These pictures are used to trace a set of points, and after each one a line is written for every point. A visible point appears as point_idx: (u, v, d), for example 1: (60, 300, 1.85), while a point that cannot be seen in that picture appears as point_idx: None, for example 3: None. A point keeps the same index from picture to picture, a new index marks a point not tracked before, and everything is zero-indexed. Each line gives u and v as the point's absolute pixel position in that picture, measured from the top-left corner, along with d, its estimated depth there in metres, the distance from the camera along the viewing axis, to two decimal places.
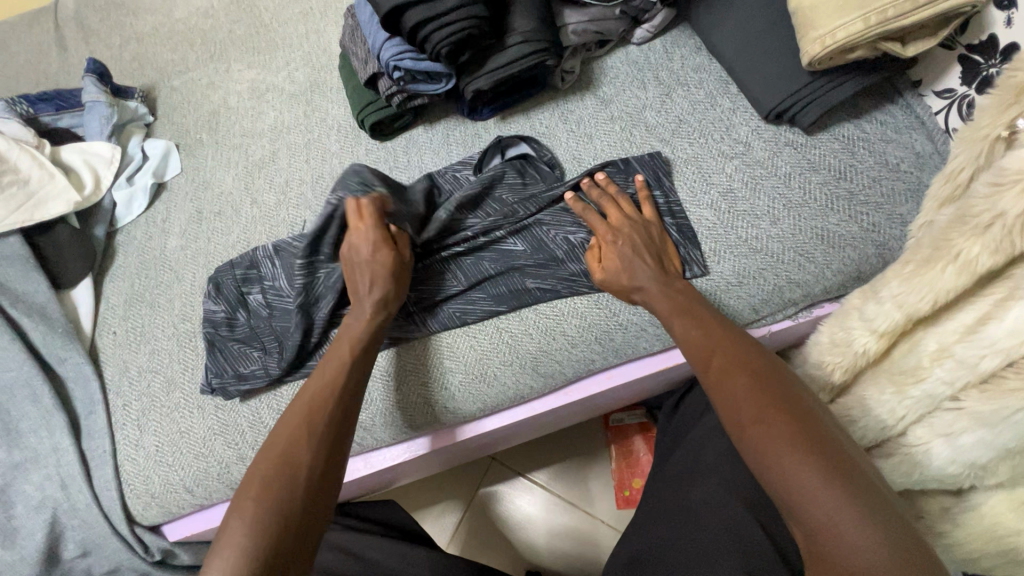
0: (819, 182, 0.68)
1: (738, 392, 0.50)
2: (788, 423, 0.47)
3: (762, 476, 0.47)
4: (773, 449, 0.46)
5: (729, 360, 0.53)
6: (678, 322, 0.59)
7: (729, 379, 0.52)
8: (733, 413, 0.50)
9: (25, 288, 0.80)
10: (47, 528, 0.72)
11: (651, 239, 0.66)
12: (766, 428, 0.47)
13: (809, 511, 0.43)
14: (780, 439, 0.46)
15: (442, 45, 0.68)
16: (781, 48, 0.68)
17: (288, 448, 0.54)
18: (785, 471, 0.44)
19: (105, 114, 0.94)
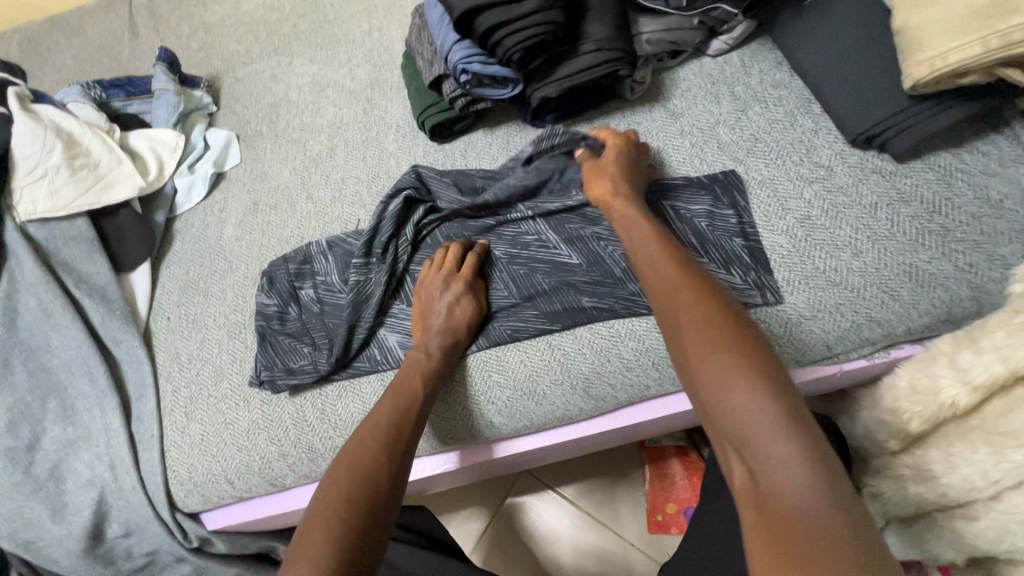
0: (909, 215, 0.63)
1: (689, 322, 0.48)
2: (734, 352, 0.43)
3: (706, 407, 0.43)
4: (719, 378, 0.43)
5: (678, 292, 0.51)
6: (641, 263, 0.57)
7: (680, 312, 0.49)
8: (683, 344, 0.47)
9: (87, 269, 0.82)
10: (94, 507, 0.73)
11: (620, 166, 0.68)
12: (710, 357, 0.44)
13: (746, 440, 0.39)
14: (720, 366, 0.43)
15: (513, 50, 0.66)
16: (876, 69, 0.64)
17: (367, 466, 0.55)
18: (727, 399, 0.41)
19: (173, 102, 0.96)
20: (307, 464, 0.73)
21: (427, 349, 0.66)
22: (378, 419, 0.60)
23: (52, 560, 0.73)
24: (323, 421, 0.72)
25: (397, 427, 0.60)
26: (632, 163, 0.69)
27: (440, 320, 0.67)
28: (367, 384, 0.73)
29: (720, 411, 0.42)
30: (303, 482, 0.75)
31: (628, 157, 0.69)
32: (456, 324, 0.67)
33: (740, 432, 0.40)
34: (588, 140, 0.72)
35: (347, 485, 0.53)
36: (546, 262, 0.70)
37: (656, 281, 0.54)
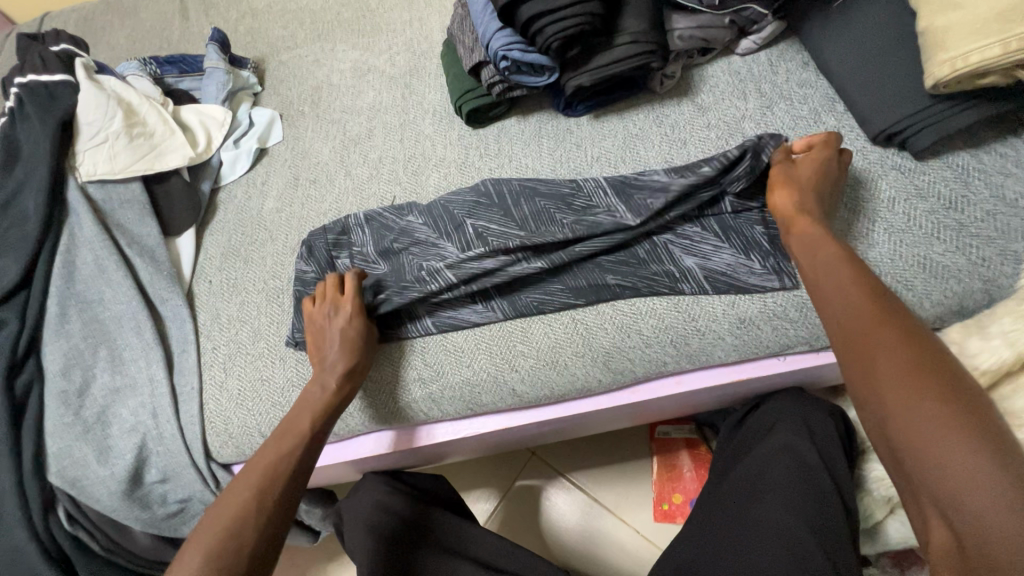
0: (926, 210, 0.66)
1: (890, 355, 0.49)
2: (943, 395, 0.46)
3: (894, 437, 0.47)
4: (915, 428, 0.46)
5: (881, 322, 0.52)
6: (822, 281, 0.58)
7: (878, 343, 0.51)
8: (874, 372, 0.50)
9: (139, 231, 0.88)
10: (136, 451, 0.78)
11: (812, 182, 0.65)
12: (914, 394, 0.47)
13: (945, 476, 0.43)
14: (926, 407, 0.46)
15: (553, 38, 0.70)
16: (900, 69, 0.67)
17: (241, 512, 0.59)
18: (930, 433, 0.45)
19: (223, 80, 1.02)
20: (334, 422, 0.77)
21: (322, 385, 0.69)
22: (263, 459, 0.65)
23: (94, 499, 0.78)
24: None
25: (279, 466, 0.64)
26: (832, 179, 0.66)
27: (333, 350, 0.70)
28: (396, 350, 0.76)
29: (916, 444, 0.46)
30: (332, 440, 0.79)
31: (817, 173, 0.66)
32: (349, 351, 0.70)
33: (939, 468, 0.44)
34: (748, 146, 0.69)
35: (221, 530, 0.58)
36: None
37: (846, 310, 0.54)
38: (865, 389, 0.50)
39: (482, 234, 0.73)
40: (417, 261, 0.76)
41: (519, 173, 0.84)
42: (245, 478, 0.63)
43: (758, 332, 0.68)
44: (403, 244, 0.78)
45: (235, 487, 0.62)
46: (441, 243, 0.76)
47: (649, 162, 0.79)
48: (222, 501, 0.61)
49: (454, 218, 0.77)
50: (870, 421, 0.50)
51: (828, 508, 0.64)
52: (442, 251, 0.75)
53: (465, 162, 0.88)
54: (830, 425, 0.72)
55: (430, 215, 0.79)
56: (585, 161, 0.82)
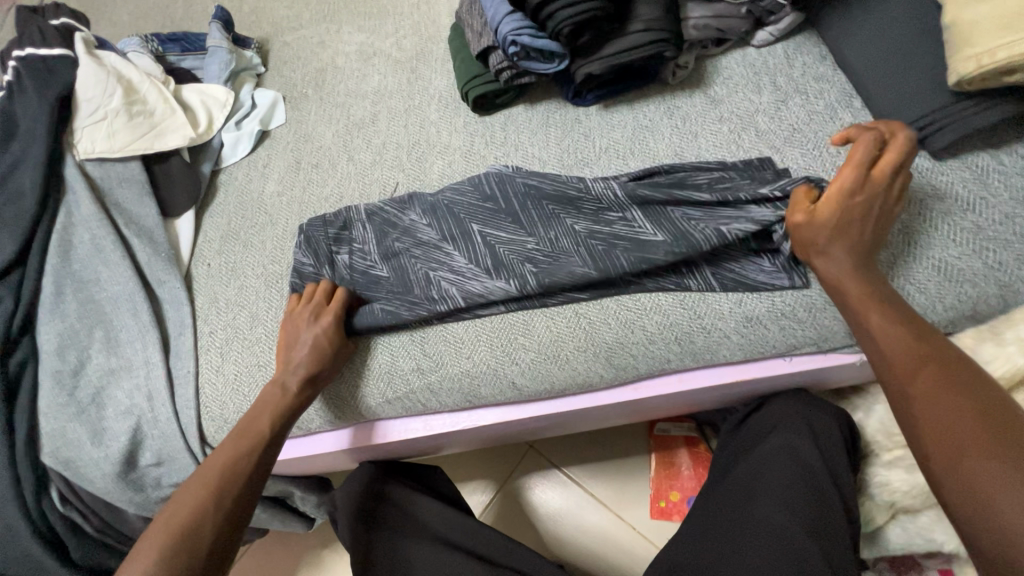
0: (942, 211, 0.64)
1: (932, 387, 0.50)
2: (988, 429, 0.46)
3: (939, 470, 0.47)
4: (969, 473, 0.45)
5: (923, 352, 0.52)
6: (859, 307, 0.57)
7: (930, 376, 0.50)
8: (919, 405, 0.50)
9: (137, 211, 0.86)
10: (130, 434, 0.77)
11: (875, 195, 0.59)
12: (955, 426, 0.47)
13: (989, 510, 0.43)
14: (986, 463, 0.44)
15: (564, 24, 0.68)
16: (922, 65, 0.65)
17: (194, 515, 0.57)
18: (979, 468, 0.44)
19: (225, 60, 1.00)
20: (329, 411, 0.75)
21: (284, 385, 0.68)
22: (218, 461, 0.63)
23: (87, 480, 0.77)
24: (352, 370, 0.75)
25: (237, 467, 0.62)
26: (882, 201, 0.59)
27: (302, 352, 0.69)
28: (395, 339, 0.75)
29: (960, 479, 0.45)
30: (328, 428, 0.78)
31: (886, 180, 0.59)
32: (319, 355, 0.69)
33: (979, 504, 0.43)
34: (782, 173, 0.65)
35: (170, 535, 0.56)
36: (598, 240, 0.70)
37: (888, 346, 0.54)
38: (911, 422, 0.50)
39: (492, 245, 0.72)
40: (419, 263, 0.75)
41: (525, 162, 0.82)
42: (200, 478, 0.61)
43: (764, 332, 0.66)
44: (404, 244, 0.76)
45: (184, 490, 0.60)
46: (445, 246, 0.74)
47: (659, 155, 0.77)
48: (170, 505, 0.59)
49: (460, 221, 0.75)
50: (920, 455, 0.49)
51: (828, 510, 0.63)
52: (449, 260, 0.73)
53: (470, 150, 0.86)
54: (834, 428, 0.71)
55: (434, 214, 0.77)
56: (593, 152, 0.80)
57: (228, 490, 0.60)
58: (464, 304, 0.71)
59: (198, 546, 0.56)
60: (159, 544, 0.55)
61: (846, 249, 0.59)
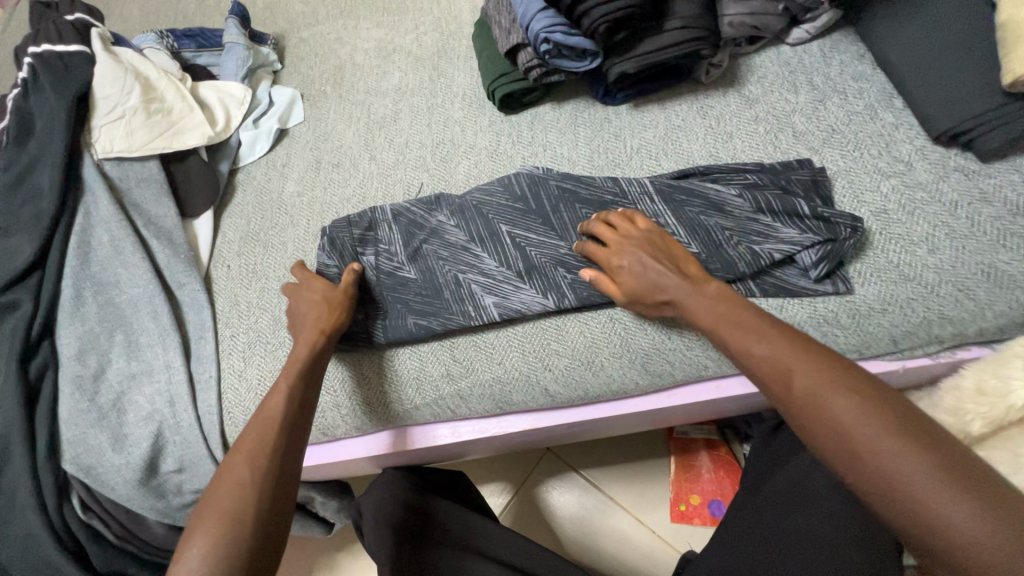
0: (990, 215, 0.62)
1: (838, 406, 0.45)
2: (903, 437, 0.42)
3: (872, 496, 0.42)
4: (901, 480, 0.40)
5: (814, 366, 0.48)
6: (741, 336, 0.54)
7: (821, 397, 0.46)
8: (830, 428, 0.45)
9: (156, 212, 0.85)
10: (152, 440, 0.75)
11: (655, 245, 0.64)
12: (872, 442, 0.43)
13: (920, 508, 0.39)
14: (905, 463, 0.41)
15: (600, 22, 0.67)
16: (970, 64, 0.63)
17: (245, 474, 0.53)
18: (910, 488, 0.40)
19: (242, 56, 0.98)
20: (357, 417, 0.74)
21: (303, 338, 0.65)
22: (262, 416, 0.58)
23: (109, 487, 0.75)
24: (380, 375, 0.73)
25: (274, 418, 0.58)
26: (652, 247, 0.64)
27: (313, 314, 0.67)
28: (426, 343, 0.73)
29: (897, 502, 0.41)
30: (353, 435, 0.76)
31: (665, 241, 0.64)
32: (322, 310, 0.68)
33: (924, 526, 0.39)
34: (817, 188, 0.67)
35: (222, 506, 0.50)
36: None
37: (763, 360, 0.51)
38: (826, 446, 0.45)
39: (521, 246, 0.71)
40: (446, 264, 0.73)
41: (553, 163, 0.80)
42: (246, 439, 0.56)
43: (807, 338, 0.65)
44: (432, 246, 0.74)
45: (234, 453, 0.55)
46: (473, 247, 0.73)
47: (693, 156, 0.75)
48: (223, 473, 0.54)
49: (489, 222, 0.73)
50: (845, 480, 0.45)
51: (874, 523, 0.62)
52: (477, 258, 0.72)
53: (496, 150, 0.84)
54: None
55: (463, 217, 0.75)
56: (625, 152, 0.78)
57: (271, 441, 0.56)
58: (498, 316, 0.69)
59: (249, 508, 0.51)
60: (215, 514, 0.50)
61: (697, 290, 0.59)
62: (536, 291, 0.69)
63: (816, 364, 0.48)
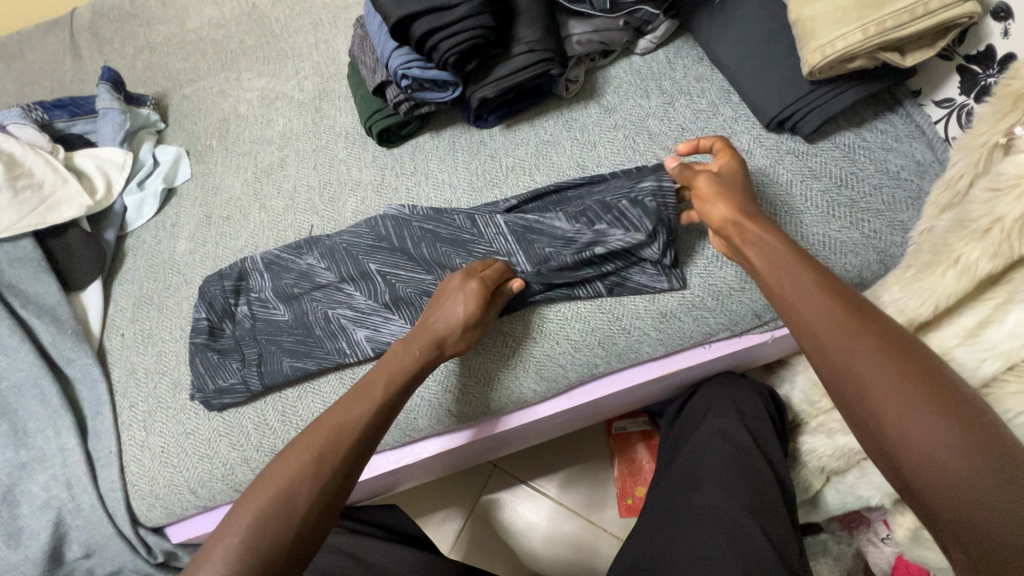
0: (820, 190, 0.69)
1: (878, 374, 0.46)
2: (933, 403, 0.43)
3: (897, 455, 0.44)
4: (907, 427, 0.43)
5: (850, 331, 0.48)
6: (789, 302, 0.54)
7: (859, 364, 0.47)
8: (864, 393, 0.46)
9: (35, 290, 0.82)
10: (52, 529, 0.72)
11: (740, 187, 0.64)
12: (903, 409, 0.44)
13: (915, 448, 0.42)
14: (921, 417, 0.43)
15: (449, 54, 0.70)
16: (782, 59, 0.70)
17: (301, 492, 0.52)
18: (934, 453, 0.42)
19: (119, 121, 0.96)
20: None
21: (409, 349, 0.64)
22: (330, 421, 0.57)
23: None
24: (285, 423, 0.73)
25: (343, 434, 0.56)
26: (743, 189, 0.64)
27: (445, 326, 0.64)
28: (325, 383, 0.74)
29: (917, 465, 0.42)
30: None
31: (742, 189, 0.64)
32: (455, 325, 0.64)
33: (933, 488, 0.41)
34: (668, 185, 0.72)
35: (267, 515, 0.50)
36: None
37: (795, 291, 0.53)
38: (857, 407, 0.47)
39: (392, 284, 0.74)
40: (318, 304, 0.75)
41: (436, 190, 0.83)
42: (310, 435, 0.55)
43: (679, 324, 0.69)
44: (302, 288, 0.77)
45: (293, 446, 0.55)
46: (346, 287, 0.75)
47: (563, 168, 0.80)
48: (275, 464, 0.54)
49: (358, 262, 0.76)
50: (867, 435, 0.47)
51: (762, 486, 0.66)
52: (348, 296, 0.75)
53: (381, 184, 0.86)
54: (762, 406, 0.75)
55: (332, 258, 0.77)
56: (501, 172, 0.82)
57: (335, 458, 0.54)
58: (373, 353, 0.72)
59: (288, 526, 0.50)
60: (252, 518, 0.50)
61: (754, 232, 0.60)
62: (404, 323, 0.72)
63: (866, 330, 0.48)
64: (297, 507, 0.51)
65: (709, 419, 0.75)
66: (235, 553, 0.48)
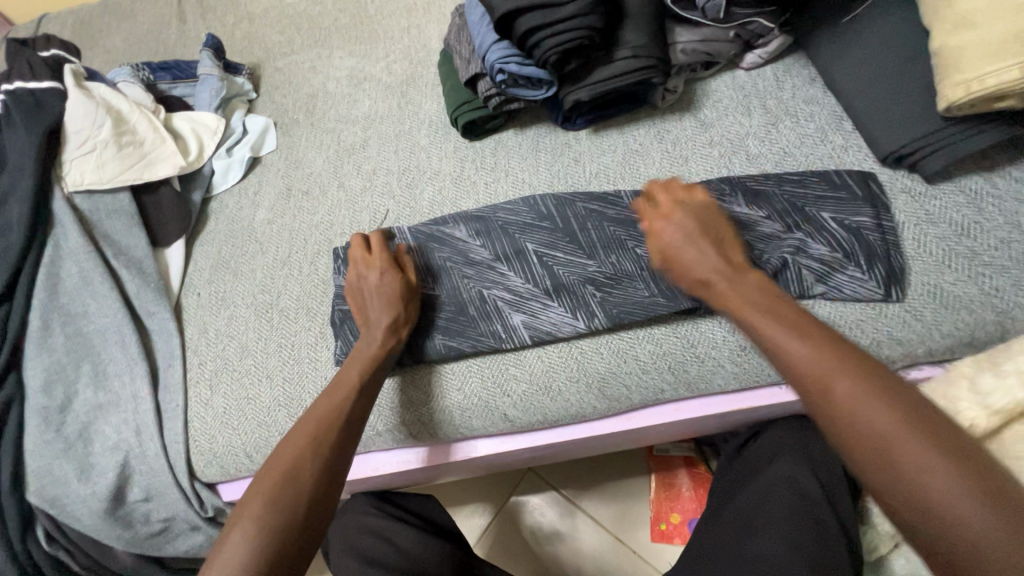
0: (936, 236, 0.63)
1: (895, 431, 0.42)
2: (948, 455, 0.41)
3: (906, 510, 0.41)
4: (910, 472, 0.41)
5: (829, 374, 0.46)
6: (775, 350, 0.51)
7: (881, 420, 0.43)
8: (886, 459, 0.42)
9: (127, 242, 0.86)
10: (118, 470, 0.75)
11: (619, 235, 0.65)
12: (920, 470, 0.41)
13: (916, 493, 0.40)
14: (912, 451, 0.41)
15: (551, 52, 0.68)
16: (913, 88, 0.64)
17: (297, 486, 0.55)
18: (940, 508, 0.39)
19: (216, 87, 1.00)
20: None
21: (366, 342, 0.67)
22: (316, 413, 0.61)
23: (75, 518, 0.75)
24: None
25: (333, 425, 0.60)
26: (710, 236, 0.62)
27: (377, 309, 0.68)
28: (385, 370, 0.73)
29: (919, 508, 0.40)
30: None
31: (713, 241, 0.61)
32: (394, 304, 0.68)
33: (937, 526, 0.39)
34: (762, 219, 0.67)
35: (267, 508, 0.53)
36: (573, 279, 0.69)
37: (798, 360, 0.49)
38: (866, 467, 0.43)
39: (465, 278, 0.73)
40: None
41: (516, 188, 0.82)
42: (296, 437, 0.59)
43: (759, 360, 0.65)
44: None
45: (281, 451, 0.58)
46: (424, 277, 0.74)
47: (650, 180, 0.77)
48: (266, 470, 0.57)
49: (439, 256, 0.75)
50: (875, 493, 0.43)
51: (829, 547, 0.61)
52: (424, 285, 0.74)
53: (460, 176, 0.85)
54: (836, 456, 0.70)
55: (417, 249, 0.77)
56: (584, 177, 0.79)
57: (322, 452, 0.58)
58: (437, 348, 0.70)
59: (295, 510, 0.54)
60: (252, 518, 0.53)
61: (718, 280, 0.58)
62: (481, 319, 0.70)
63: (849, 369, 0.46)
64: (302, 495, 0.55)
65: (774, 464, 0.71)
66: (246, 539, 0.51)
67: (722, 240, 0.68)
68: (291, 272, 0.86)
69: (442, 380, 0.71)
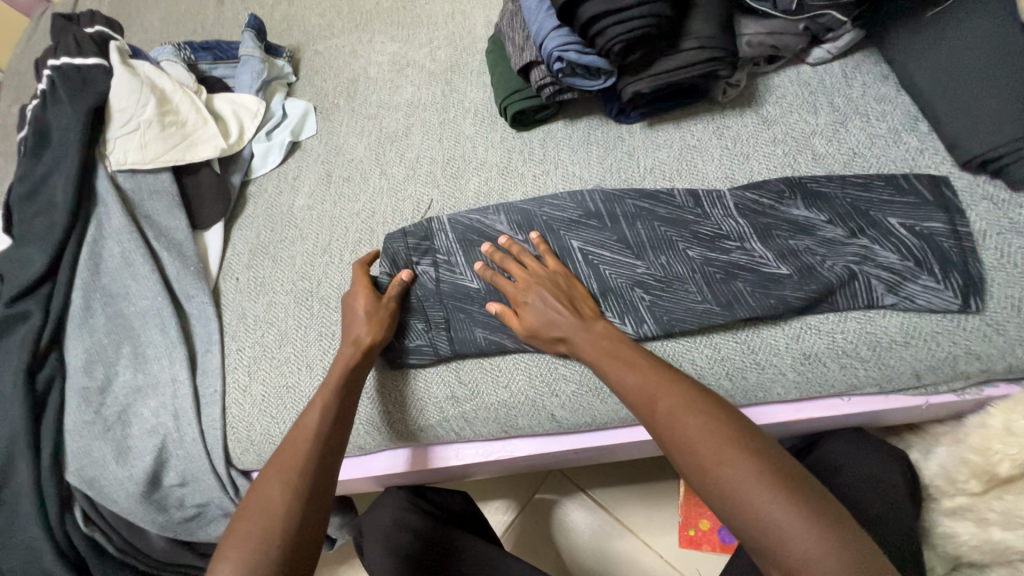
0: (1021, 246, 0.60)
1: (718, 452, 0.49)
2: (763, 471, 0.47)
3: (758, 549, 0.45)
4: (745, 494, 0.46)
5: (687, 401, 0.53)
6: (622, 381, 0.57)
7: (705, 445, 0.49)
8: (707, 476, 0.49)
9: (167, 224, 0.85)
10: (156, 454, 0.74)
11: (559, 287, 0.66)
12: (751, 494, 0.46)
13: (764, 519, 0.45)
14: (744, 473, 0.47)
15: (616, 40, 0.65)
16: (1001, 90, 0.61)
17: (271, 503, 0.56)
18: (777, 530, 0.44)
19: (257, 69, 0.98)
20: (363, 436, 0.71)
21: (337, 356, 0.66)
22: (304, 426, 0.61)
23: (112, 500, 0.75)
24: (381, 395, 0.70)
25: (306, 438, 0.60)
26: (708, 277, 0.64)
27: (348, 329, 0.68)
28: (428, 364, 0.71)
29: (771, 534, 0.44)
30: (354, 453, 0.74)
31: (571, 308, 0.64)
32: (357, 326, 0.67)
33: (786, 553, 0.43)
34: (824, 224, 0.65)
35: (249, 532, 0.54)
36: (625, 280, 0.67)
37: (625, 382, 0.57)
38: (706, 493, 0.49)
39: None
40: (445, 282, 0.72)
41: (566, 181, 0.79)
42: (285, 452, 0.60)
43: (824, 370, 0.62)
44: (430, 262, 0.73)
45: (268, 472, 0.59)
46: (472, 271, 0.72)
47: (708, 178, 0.73)
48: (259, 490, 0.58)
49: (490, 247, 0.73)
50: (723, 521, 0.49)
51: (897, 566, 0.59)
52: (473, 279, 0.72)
53: (507, 167, 0.83)
54: (900, 477, 0.67)
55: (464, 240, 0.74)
56: (638, 173, 0.77)
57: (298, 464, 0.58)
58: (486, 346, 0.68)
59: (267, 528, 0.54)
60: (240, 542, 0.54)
61: (579, 339, 0.62)
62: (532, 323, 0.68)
63: (707, 406, 0.52)
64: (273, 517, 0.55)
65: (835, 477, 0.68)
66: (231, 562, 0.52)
67: (782, 244, 0.65)
68: (332, 259, 0.84)
69: (472, 377, 0.69)
